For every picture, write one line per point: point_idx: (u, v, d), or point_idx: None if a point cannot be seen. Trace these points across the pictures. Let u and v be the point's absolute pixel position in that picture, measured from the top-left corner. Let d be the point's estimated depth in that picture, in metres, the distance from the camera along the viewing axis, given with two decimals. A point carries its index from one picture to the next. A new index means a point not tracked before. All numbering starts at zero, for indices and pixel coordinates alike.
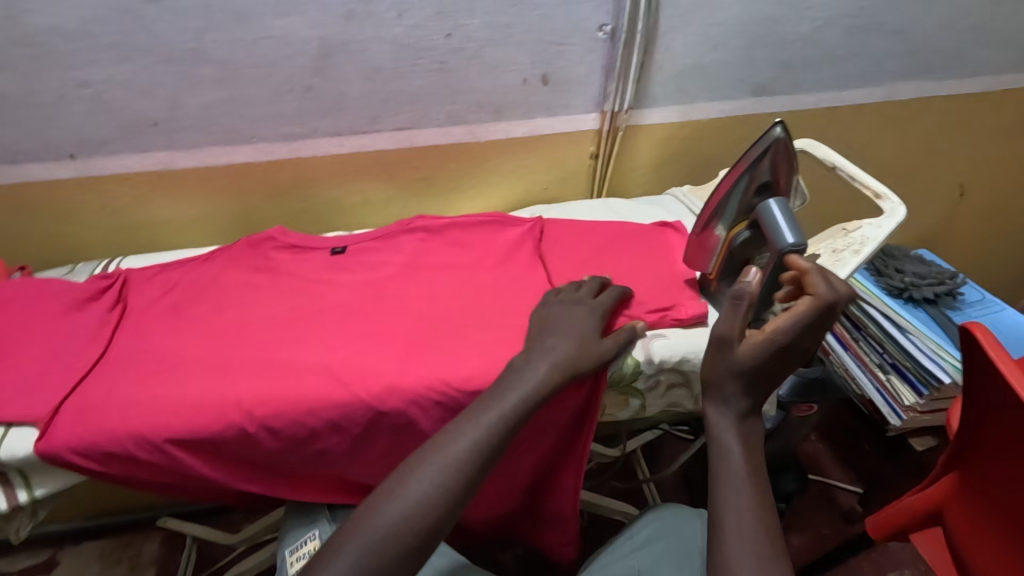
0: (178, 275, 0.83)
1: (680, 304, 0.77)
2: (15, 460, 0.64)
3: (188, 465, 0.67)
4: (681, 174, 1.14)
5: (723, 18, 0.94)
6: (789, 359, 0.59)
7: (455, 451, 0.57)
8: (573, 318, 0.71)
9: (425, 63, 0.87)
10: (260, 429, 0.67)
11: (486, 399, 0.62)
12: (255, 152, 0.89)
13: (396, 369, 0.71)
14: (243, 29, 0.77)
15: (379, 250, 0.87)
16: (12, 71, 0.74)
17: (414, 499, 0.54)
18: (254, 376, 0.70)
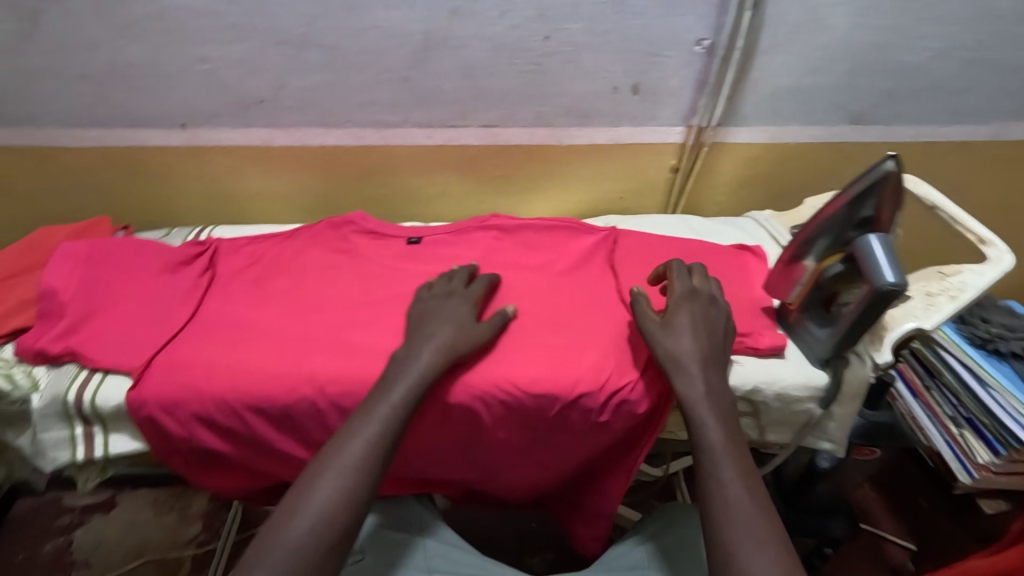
0: (262, 249, 0.87)
1: (757, 332, 0.75)
2: (108, 408, 0.69)
3: (259, 432, 0.70)
4: (761, 196, 1.11)
5: (830, 40, 0.90)
6: (711, 319, 0.70)
7: (349, 453, 0.58)
8: (449, 307, 0.74)
9: (520, 63, 0.87)
10: (330, 406, 0.69)
11: (369, 399, 0.63)
12: (346, 136, 0.92)
13: (466, 364, 0.72)
14: (354, 18, 0.80)
15: (454, 244, 0.88)
16: (141, 42, 0.79)
17: (322, 507, 0.55)
18: (330, 353, 0.72)
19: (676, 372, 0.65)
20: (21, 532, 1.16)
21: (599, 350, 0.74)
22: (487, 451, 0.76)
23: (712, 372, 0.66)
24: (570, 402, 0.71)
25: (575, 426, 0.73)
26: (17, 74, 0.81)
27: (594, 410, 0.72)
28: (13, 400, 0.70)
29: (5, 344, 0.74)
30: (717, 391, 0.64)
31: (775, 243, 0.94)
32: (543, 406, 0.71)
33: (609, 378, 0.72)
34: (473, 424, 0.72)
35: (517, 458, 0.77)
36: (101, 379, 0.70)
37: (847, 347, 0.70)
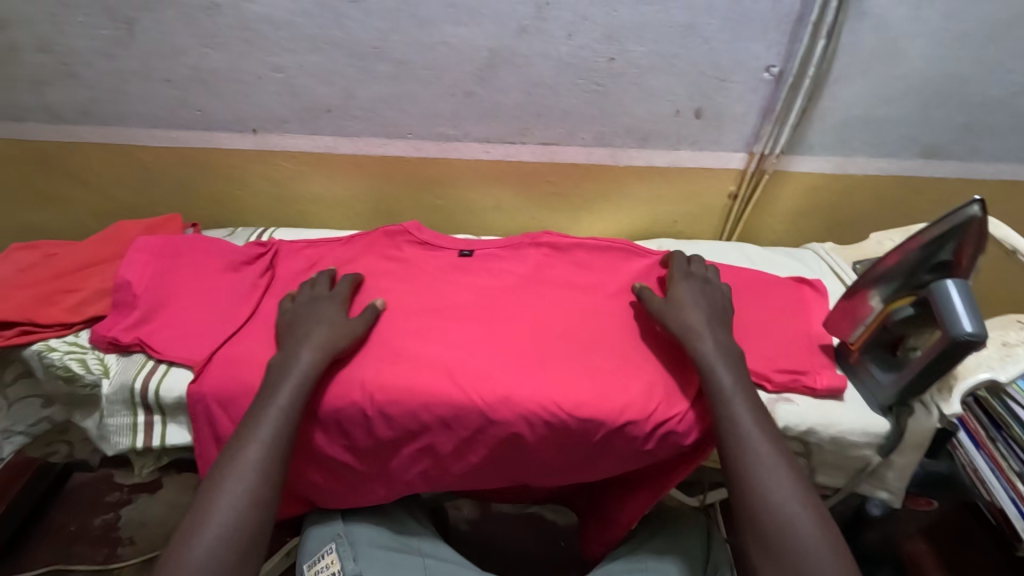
0: (319, 260, 0.88)
1: (815, 371, 0.73)
2: (171, 398, 0.72)
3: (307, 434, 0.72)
4: (822, 227, 1.07)
5: (908, 71, 0.87)
6: (711, 294, 0.78)
7: (246, 462, 0.62)
8: (318, 309, 0.76)
9: (584, 83, 0.87)
10: (377, 414, 0.70)
11: (253, 408, 0.66)
12: (407, 147, 0.94)
13: (511, 382, 0.72)
14: (424, 33, 0.81)
15: (506, 260, 0.88)
16: (223, 50, 0.83)
17: (229, 514, 0.60)
18: (380, 360, 0.73)
19: (693, 339, 0.72)
20: (74, 504, 1.22)
21: (647, 378, 0.73)
22: (527, 472, 0.75)
23: (720, 333, 0.72)
24: (615, 428, 0.70)
25: (619, 452, 0.72)
26: (109, 76, 0.86)
27: (639, 438, 0.71)
28: (85, 383, 0.74)
29: (81, 330, 0.77)
30: (727, 348, 0.71)
31: (837, 278, 0.91)
32: (587, 431, 0.70)
33: (657, 405, 0.71)
34: (515, 443, 0.72)
35: (556, 479, 0.76)
36: (165, 370, 0.73)
37: (914, 395, 0.67)
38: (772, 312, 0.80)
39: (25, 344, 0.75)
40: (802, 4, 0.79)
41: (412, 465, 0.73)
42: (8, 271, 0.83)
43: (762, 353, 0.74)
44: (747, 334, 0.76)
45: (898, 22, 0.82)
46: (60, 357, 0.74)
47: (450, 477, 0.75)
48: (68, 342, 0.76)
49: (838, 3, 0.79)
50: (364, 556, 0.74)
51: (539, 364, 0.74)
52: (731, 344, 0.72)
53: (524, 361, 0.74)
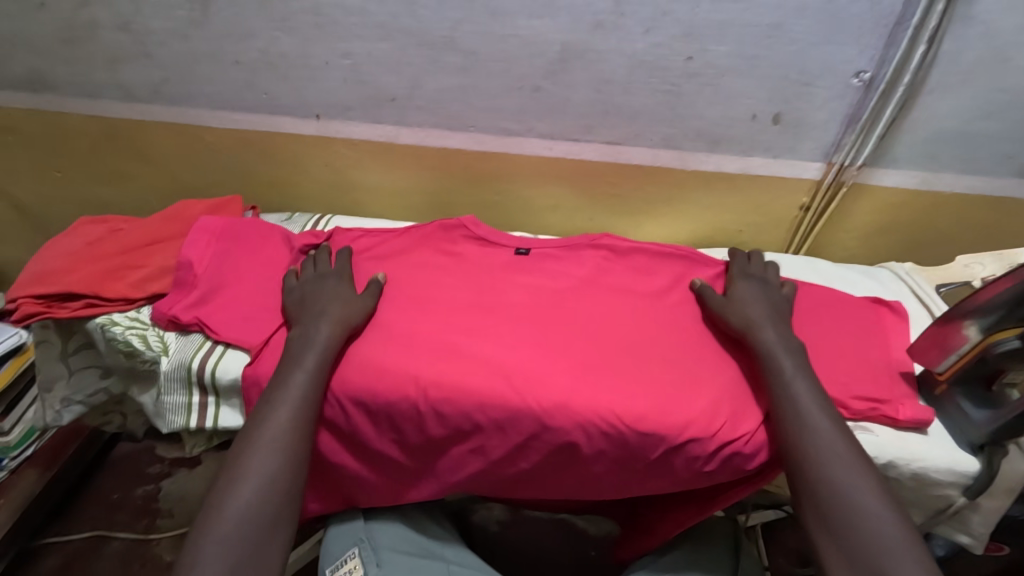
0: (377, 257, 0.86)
1: (898, 400, 0.67)
2: (226, 379, 0.72)
3: (358, 427, 0.70)
4: (898, 246, 1.01)
5: (1013, 83, 0.80)
6: (771, 292, 0.77)
7: (277, 426, 0.63)
8: (327, 286, 0.77)
9: (657, 82, 0.84)
10: (430, 412, 0.68)
11: (279, 375, 0.67)
12: (469, 140, 0.92)
13: (568, 387, 0.69)
14: (497, 24, 0.79)
15: (565, 264, 0.85)
16: (295, 34, 0.83)
17: (262, 478, 0.61)
18: (434, 356, 0.71)
19: (753, 329, 0.71)
20: (116, 474, 1.25)
21: (711, 394, 0.70)
22: (579, 485, 0.72)
23: (780, 326, 0.72)
24: (676, 445, 0.67)
25: (679, 472, 0.69)
26: (182, 57, 0.86)
27: (702, 457, 0.67)
28: (144, 359, 0.74)
29: (142, 306, 0.78)
30: (789, 342, 0.70)
31: (920, 302, 0.84)
32: (646, 445, 0.67)
33: (723, 423, 0.67)
34: (570, 453, 0.69)
35: (608, 493, 0.73)
36: (221, 352, 0.73)
37: (1008, 437, 0.62)
38: (850, 333, 0.74)
39: (89, 317, 0.76)
40: (903, 6, 0.74)
41: (461, 469, 0.70)
42: (77, 243, 0.84)
43: (839, 377, 0.69)
44: (822, 355, 0.72)
45: (1009, 29, 0.75)
46: (121, 331, 0.74)
47: (498, 483, 0.72)
48: (130, 318, 0.76)
49: (943, 6, 0.74)
50: (387, 562, 0.72)
51: (599, 373, 0.71)
52: (790, 336, 0.71)
53: (581, 368, 0.72)
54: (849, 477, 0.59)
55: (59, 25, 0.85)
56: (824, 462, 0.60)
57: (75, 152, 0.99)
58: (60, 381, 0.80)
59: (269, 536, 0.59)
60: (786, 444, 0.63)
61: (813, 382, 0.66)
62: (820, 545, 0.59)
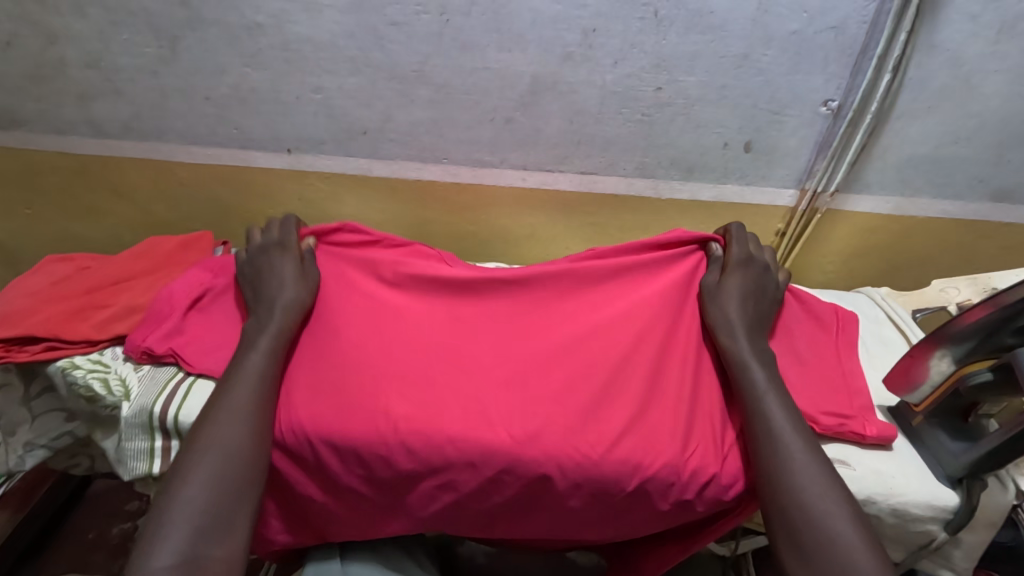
0: (348, 266, 0.80)
1: (864, 417, 0.67)
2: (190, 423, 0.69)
3: (326, 464, 0.67)
4: (877, 270, 1.00)
5: (980, 109, 0.81)
6: (762, 286, 0.75)
7: (223, 437, 0.62)
8: (275, 260, 0.77)
9: (629, 112, 0.84)
10: (399, 445, 0.65)
11: (223, 385, 0.66)
12: (442, 172, 0.92)
13: (543, 419, 0.67)
14: (467, 58, 0.80)
15: (547, 273, 0.79)
16: (265, 69, 0.82)
17: (202, 497, 0.59)
18: (410, 388, 0.69)
19: (728, 337, 0.70)
20: (91, 515, 1.21)
21: (684, 416, 0.68)
22: (556, 520, 0.70)
23: (755, 330, 0.71)
24: (647, 475, 0.65)
25: (651, 505, 0.67)
26: (152, 93, 0.86)
27: (673, 490, 0.65)
28: (106, 404, 0.72)
29: (106, 347, 0.76)
30: (761, 350, 0.69)
31: (896, 328, 0.83)
32: (619, 481, 0.65)
33: (694, 451, 0.66)
34: (545, 493, 0.67)
35: (586, 527, 0.70)
36: (185, 394, 0.71)
37: (985, 471, 0.61)
38: (812, 339, 0.75)
39: (50, 360, 0.74)
40: (867, 35, 0.75)
41: (432, 504, 0.68)
42: (42, 282, 0.83)
43: (806, 394, 0.69)
44: (787, 364, 0.72)
45: (973, 57, 0.76)
46: (83, 375, 0.72)
47: (469, 517, 0.70)
48: (93, 360, 0.74)
49: (907, 36, 0.75)
50: None
51: (579, 406, 0.68)
52: (760, 340, 0.71)
53: (559, 401, 0.68)
54: (805, 478, 0.60)
55: (28, 63, 0.84)
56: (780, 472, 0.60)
57: (45, 188, 0.98)
58: (24, 424, 0.78)
59: (214, 547, 0.57)
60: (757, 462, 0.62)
61: (779, 391, 0.66)
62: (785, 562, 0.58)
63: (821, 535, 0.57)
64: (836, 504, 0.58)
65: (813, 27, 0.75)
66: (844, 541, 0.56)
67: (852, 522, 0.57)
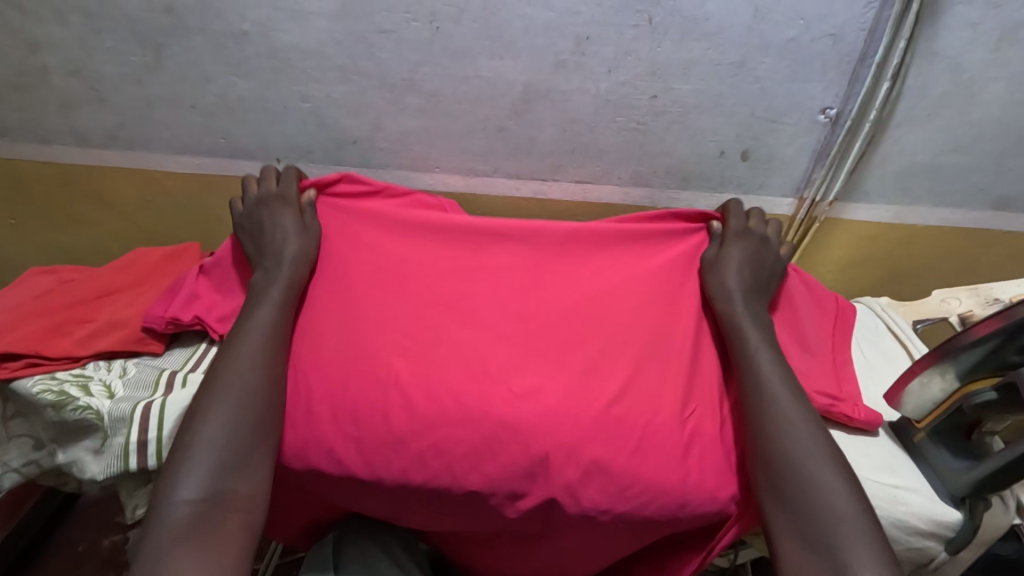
0: (355, 216, 0.75)
1: (853, 400, 0.68)
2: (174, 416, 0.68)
3: (315, 424, 0.61)
4: (876, 278, 0.99)
5: (981, 117, 0.80)
6: (760, 257, 0.73)
7: (238, 383, 0.60)
8: (275, 213, 0.73)
9: (624, 121, 0.82)
10: (398, 399, 0.60)
11: (239, 330, 0.65)
12: (433, 181, 0.90)
13: (552, 377, 0.62)
14: (458, 66, 0.78)
15: (555, 237, 0.74)
16: (252, 78, 0.81)
17: (218, 441, 0.58)
18: (412, 338, 0.63)
19: (728, 301, 0.69)
20: (78, 530, 1.19)
21: (683, 384, 0.64)
22: (546, 511, 0.63)
23: (755, 303, 0.70)
24: (648, 443, 0.61)
25: (657, 486, 0.60)
26: (137, 102, 0.84)
27: (679, 458, 0.61)
28: (76, 406, 0.68)
29: (88, 364, 0.74)
30: (760, 320, 0.68)
31: (899, 343, 0.81)
32: (620, 453, 0.60)
33: (690, 418, 0.63)
34: (540, 474, 0.60)
35: (574, 527, 0.63)
36: (179, 388, 0.71)
37: (990, 492, 0.59)
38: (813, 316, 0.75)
39: (28, 376, 0.72)
40: (865, 43, 0.74)
41: (412, 488, 0.61)
42: (23, 296, 0.81)
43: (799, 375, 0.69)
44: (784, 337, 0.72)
45: (974, 65, 0.75)
46: (61, 381, 0.71)
47: (452, 506, 0.63)
48: (74, 375, 0.72)
49: (906, 43, 0.73)
50: None
51: (586, 373, 0.63)
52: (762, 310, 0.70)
53: (566, 366, 0.63)
54: (809, 440, 0.60)
55: (9, 72, 0.83)
56: (784, 431, 0.60)
57: (29, 198, 0.96)
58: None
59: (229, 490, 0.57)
60: (754, 420, 0.62)
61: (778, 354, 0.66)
62: (777, 529, 0.58)
63: (818, 505, 0.56)
64: (836, 475, 0.57)
65: (811, 34, 0.73)
66: (837, 512, 0.55)
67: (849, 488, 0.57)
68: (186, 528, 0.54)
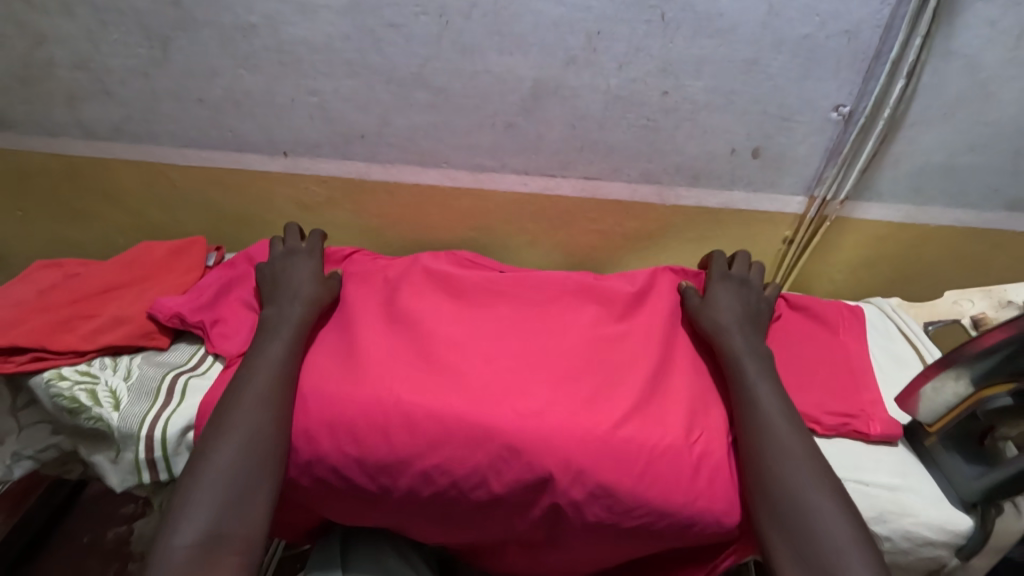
0: (359, 271, 0.84)
1: (868, 413, 0.67)
2: (182, 428, 0.68)
3: (319, 444, 0.64)
4: (885, 280, 0.98)
5: (996, 117, 0.79)
6: (748, 296, 0.75)
7: (239, 424, 0.61)
8: (296, 262, 0.79)
9: (634, 117, 0.81)
10: (400, 421, 0.64)
11: (248, 364, 0.67)
12: (441, 176, 0.89)
13: (548, 399, 0.66)
14: (467, 61, 0.77)
15: (552, 280, 0.80)
16: (259, 72, 0.80)
17: (219, 482, 0.58)
18: (412, 370, 0.68)
19: (723, 335, 0.70)
20: (86, 522, 1.20)
21: (688, 410, 0.67)
22: (552, 522, 0.65)
23: (752, 335, 0.71)
24: (656, 462, 0.62)
25: (667, 504, 0.62)
26: (142, 95, 0.84)
27: (684, 477, 0.62)
28: (89, 416, 0.68)
29: (94, 359, 0.74)
30: (756, 348, 0.69)
31: (910, 345, 0.80)
32: (629, 468, 0.62)
33: (699, 438, 0.64)
34: (544, 488, 0.63)
35: (582, 537, 0.66)
36: (180, 398, 0.70)
37: (1003, 497, 0.58)
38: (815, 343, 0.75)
39: (36, 371, 0.71)
40: (881, 40, 0.73)
41: (421, 499, 0.65)
42: (29, 290, 0.81)
43: (808, 393, 0.69)
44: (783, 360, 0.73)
45: (990, 64, 0.74)
46: (68, 385, 0.69)
47: (461, 516, 0.66)
48: (81, 371, 0.71)
49: (922, 41, 0.72)
50: None
51: (588, 398, 0.67)
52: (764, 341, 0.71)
53: (564, 391, 0.67)
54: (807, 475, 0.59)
55: (15, 63, 0.82)
56: (786, 466, 0.60)
57: (36, 191, 0.96)
58: (10, 437, 0.76)
59: (236, 525, 0.57)
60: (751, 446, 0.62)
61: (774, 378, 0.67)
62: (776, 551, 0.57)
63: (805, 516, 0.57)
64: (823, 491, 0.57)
65: (825, 32, 0.72)
66: (828, 524, 0.56)
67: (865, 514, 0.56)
68: (189, 569, 0.54)
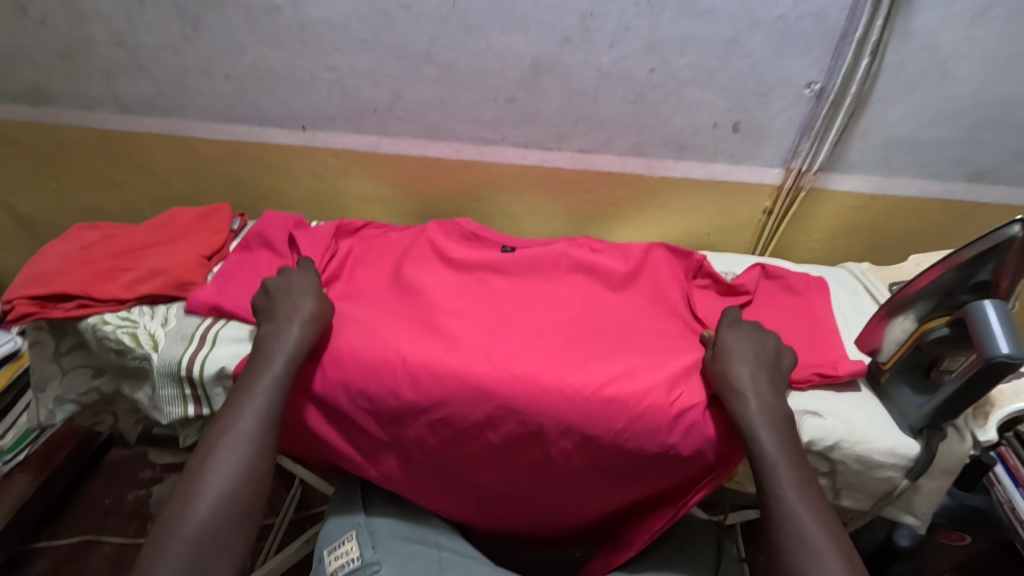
0: (371, 246, 0.92)
1: (834, 360, 0.74)
2: (218, 367, 0.74)
3: (333, 397, 0.73)
4: (857, 248, 1.06)
5: (955, 92, 0.86)
6: (762, 343, 0.73)
7: (222, 466, 0.62)
8: (296, 281, 0.79)
9: (624, 93, 0.89)
10: (405, 376, 0.71)
11: (244, 380, 0.69)
12: (447, 149, 0.97)
13: (541, 364, 0.73)
14: (472, 39, 0.85)
15: (550, 258, 0.87)
16: (281, 48, 0.88)
17: (193, 531, 0.59)
18: (417, 336, 0.76)
19: (737, 393, 0.67)
20: (110, 479, 1.28)
21: (675, 370, 0.73)
22: (540, 469, 0.73)
23: (766, 388, 0.69)
24: (638, 418, 0.69)
25: (643, 452, 0.70)
26: (174, 72, 0.91)
27: (662, 429, 0.69)
28: (134, 355, 0.77)
29: (133, 306, 0.81)
30: (769, 403, 0.67)
31: (872, 299, 0.88)
32: (610, 423, 0.69)
33: (680, 396, 0.71)
34: (539, 439, 0.71)
35: (564, 478, 0.74)
36: (212, 344, 0.76)
37: (943, 420, 0.66)
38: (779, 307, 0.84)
39: (81, 317, 0.79)
40: (846, 21, 0.80)
41: (426, 447, 0.73)
42: (71, 248, 0.89)
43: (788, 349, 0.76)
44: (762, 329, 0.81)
45: (947, 43, 0.81)
46: (112, 329, 0.78)
47: (459, 465, 0.75)
48: (122, 317, 0.79)
49: (883, 22, 0.79)
50: (383, 545, 0.75)
51: (578, 363, 0.74)
52: (780, 388, 0.70)
53: (556, 357, 0.74)
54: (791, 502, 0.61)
55: (59, 42, 0.90)
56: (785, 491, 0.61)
57: (72, 162, 1.03)
58: (55, 381, 0.85)
59: (224, 546, 0.59)
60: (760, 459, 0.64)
61: (777, 425, 0.66)
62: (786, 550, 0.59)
63: (784, 513, 0.61)
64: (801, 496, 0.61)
65: (796, 13, 0.80)
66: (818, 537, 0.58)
67: (834, 538, 0.58)
68: None
